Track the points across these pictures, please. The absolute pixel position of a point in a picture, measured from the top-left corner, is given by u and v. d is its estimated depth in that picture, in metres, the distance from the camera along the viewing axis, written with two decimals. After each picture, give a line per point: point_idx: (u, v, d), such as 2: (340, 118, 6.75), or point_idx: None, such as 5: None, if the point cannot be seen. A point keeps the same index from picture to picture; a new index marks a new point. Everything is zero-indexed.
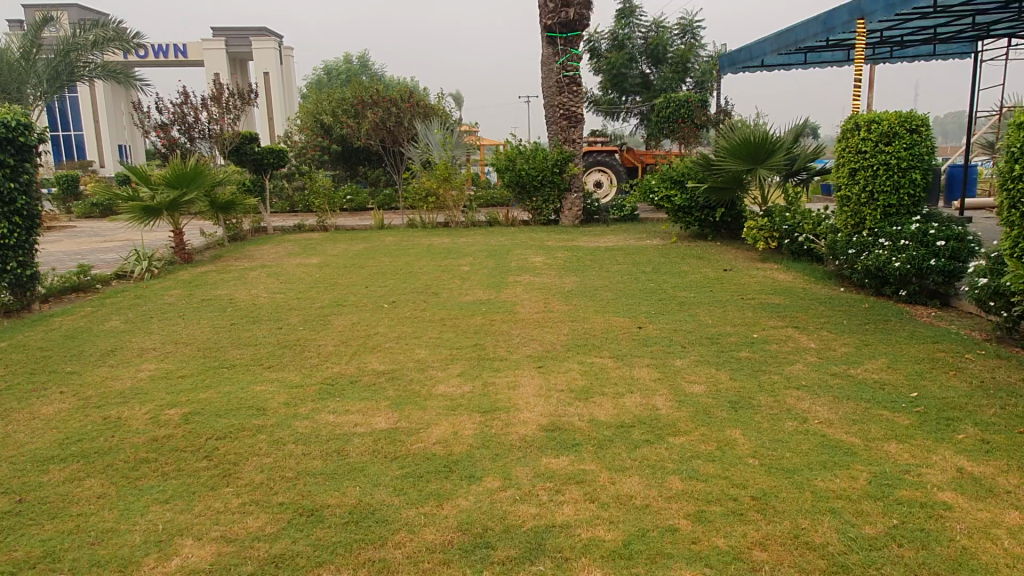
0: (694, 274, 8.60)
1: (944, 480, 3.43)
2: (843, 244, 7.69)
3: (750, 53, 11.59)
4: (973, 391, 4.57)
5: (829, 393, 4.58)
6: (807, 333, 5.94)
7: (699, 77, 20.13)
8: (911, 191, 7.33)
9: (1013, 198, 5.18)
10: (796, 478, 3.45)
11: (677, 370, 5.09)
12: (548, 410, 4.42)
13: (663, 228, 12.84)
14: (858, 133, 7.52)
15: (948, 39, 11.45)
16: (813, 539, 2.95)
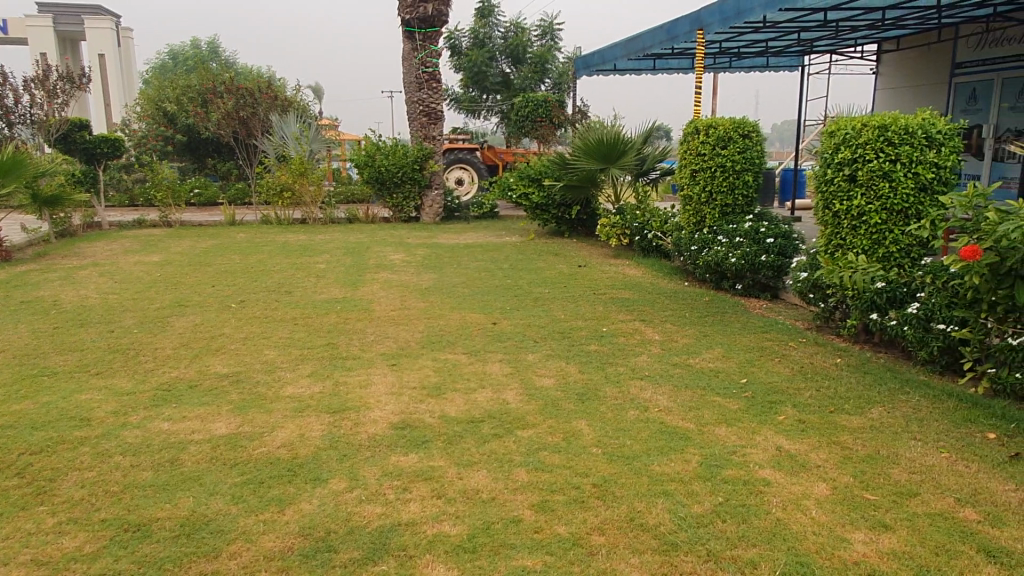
0: (549, 270, 8.83)
1: (764, 458, 3.72)
2: (686, 241, 8.14)
3: (602, 57, 12.03)
4: (794, 375, 4.99)
5: (669, 382, 4.85)
6: (652, 326, 6.26)
7: (556, 78, 20.71)
8: (745, 192, 7.91)
9: (826, 199, 5.69)
10: (634, 464, 3.62)
11: (529, 364, 5.20)
12: (399, 407, 4.38)
13: (522, 224, 13.13)
14: (697, 137, 8.02)
15: (778, 53, 12.44)
16: (646, 521, 3.11)
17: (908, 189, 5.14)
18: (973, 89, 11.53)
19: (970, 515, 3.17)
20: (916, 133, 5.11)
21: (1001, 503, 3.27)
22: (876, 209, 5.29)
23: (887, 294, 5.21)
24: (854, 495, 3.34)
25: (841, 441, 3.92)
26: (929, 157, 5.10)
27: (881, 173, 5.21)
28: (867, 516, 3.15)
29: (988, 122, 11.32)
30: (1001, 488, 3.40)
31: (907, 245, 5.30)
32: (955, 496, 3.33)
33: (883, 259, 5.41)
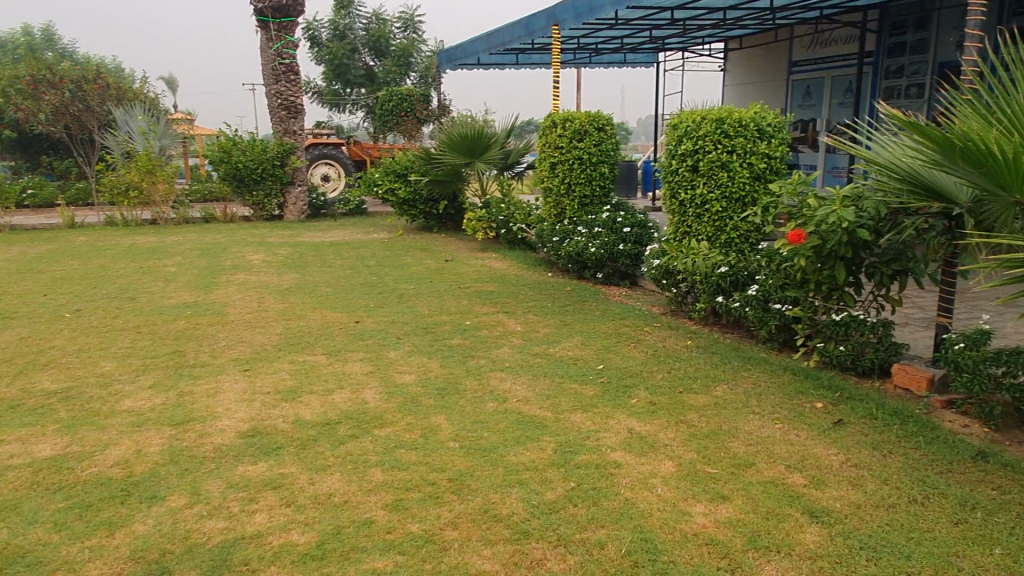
0: (416, 266, 8.73)
1: (617, 441, 3.84)
2: (548, 233, 8.28)
3: (464, 51, 12.04)
4: (647, 359, 5.20)
5: (529, 372, 4.92)
6: (515, 317, 6.34)
7: (421, 72, 20.59)
8: (602, 183, 8.18)
9: (673, 188, 5.95)
10: (490, 456, 3.64)
11: (390, 362, 5.11)
12: (249, 414, 4.18)
13: (389, 220, 12.94)
14: (554, 130, 8.17)
15: (633, 49, 12.92)
16: (500, 511, 3.12)
17: (744, 178, 5.49)
18: (808, 86, 12.46)
19: (798, 480, 3.42)
20: (749, 126, 5.46)
21: (824, 466, 3.55)
22: (717, 197, 5.60)
23: (731, 277, 5.53)
24: (697, 470, 3.51)
25: (688, 420, 4.12)
26: (761, 148, 5.46)
27: (720, 164, 5.52)
28: (707, 489, 3.32)
29: (821, 116, 12.25)
30: (826, 453, 3.69)
31: (746, 231, 5.65)
32: (786, 463, 3.58)
33: (725, 244, 5.74)
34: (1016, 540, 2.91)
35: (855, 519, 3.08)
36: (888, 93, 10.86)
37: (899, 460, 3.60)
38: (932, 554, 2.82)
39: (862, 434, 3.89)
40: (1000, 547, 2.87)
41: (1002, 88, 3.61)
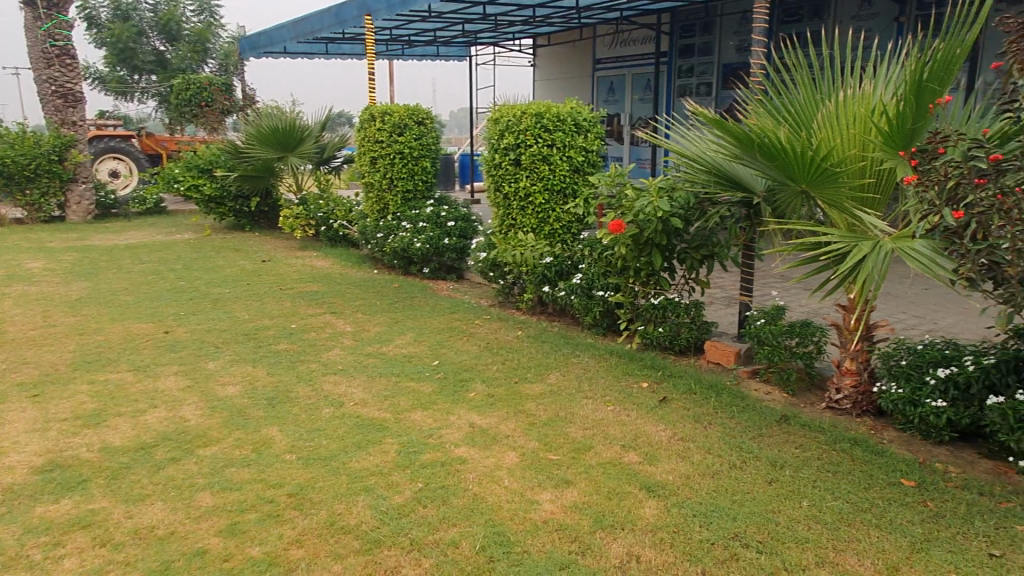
0: (229, 268, 8.15)
1: (459, 437, 3.83)
2: (372, 229, 8.07)
3: (269, 39, 11.42)
4: (481, 352, 5.24)
5: (363, 373, 4.77)
6: (343, 318, 6.11)
7: (221, 60, 19.29)
8: (424, 178, 8.12)
9: (497, 182, 6.01)
10: (331, 464, 3.48)
11: (209, 374, 4.72)
12: (44, 446, 3.67)
13: (194, 219, 11.99)
14: (373, 124, 7.98)
15: (446, 42, 12.95)
16: (347, 522, 3.00)
17: (564, 171, 5.70)
18: (611, 83, 13.22)
19: (633, 458, 3.62)
20: (566, 120, 5.67)
21: (655, 442, 3.78)
22: (540, 190, 5.77)
23: (555, 267, 5.74)
24: (539, 458, 3.60)
25: (526, 409, 4.20)
26: (579, 142, 5.70)
27: (541, 158, 5.69)
28: (551, 476, 3.41)
29: (624, 111, 13.05)
30: (655, 430, 3.93)
31: (568, 222, 5.87)
32: (620, 443, 3.77)
33: (549, 236, 5.93)
34: (819, 491, 3.28)
35: (686, 489, 3.32)
36: (682, 91, 11.77)
37: (718, 430, 3.93)
38: (754, 513, 3.11)
39: (684, 409, 4.20)
40: (806, 499, 3.22)
41: (785, 89, 4.00)
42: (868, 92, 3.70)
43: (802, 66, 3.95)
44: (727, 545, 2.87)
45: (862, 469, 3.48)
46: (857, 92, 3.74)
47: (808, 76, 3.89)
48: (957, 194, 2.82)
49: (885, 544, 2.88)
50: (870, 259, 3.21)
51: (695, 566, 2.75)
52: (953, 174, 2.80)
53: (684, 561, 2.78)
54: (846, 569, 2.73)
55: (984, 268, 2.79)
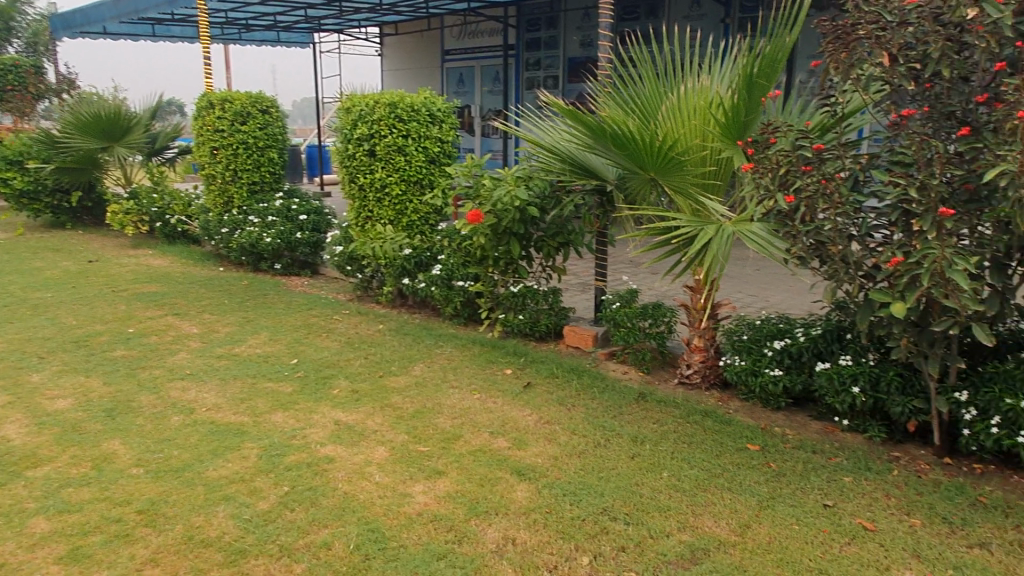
0: (49, 270, 7.37)
1: (325, 436, 3.70)
2: (215, 224, 7.59)
3: (86, 17, 10.40)
4: (342, 347, 5.09)
5: (215, 376, 4.49)
6: (188, 319, 5.71)
7: (27, 39, 17.34)
8: (271, 169, 7.75)
9: (351, 173, 5.83)
10: (185, 475, 3.25)
11: (34, 387, 4.25)
12: None
13: (3, 217, 10.72)
14: (212, 112, 7.50)
15: (287, 28, 12.40)
16: (208, 535, 2.81)
17: (420, 162, 5.65)
18: (460, 74, 13.25)
19: (502, 444, 3.67)
20: (421, 111, 5.62)
21: (522, 427, 3.86)
22: (396, 181, 5.67)
23: (414, 259, 5.69)
24: (409, 451, 3.55)
25: (392, 403, 4.13)
26: (434, 132, 5.67)
27: (396, 148, 5.60)
28: (423, 468, 3.38)
29: (475, 103, 13.14)
30: (521, 415, 4.01)
31: (426, 214, 5.83)
32: (489, 430, 3.81)
33: (407, 227, 5.86)
34: (676, 461, 3.49)
35: (555, 470, 3.41)
36: (530, 84, 12.02)
37: (581, 411, 4.07)
38: (620, 487, 3.25)
39: (548, 393, 4.31)
40: (666, 470, 3.41)
41: (632, 82, 4.18)
42: (706, 86, 3.95)
43: (646, 61, 4.14)
44: (597, 520, 2.98)
45: (713, 438, 3.74)
46: (697, 86, 3.97)
47: (652, 71, 4.09)
48: (788, 180, 3.07)
49: (736, 505, 3.12)
50: (715, 241, 3.42)
51: (569, 543, 2.83)
52: (784, 161, 3.05)
53: (558, 539, 2.86)
54: (705, 531, 2.92)
55: (812, 247, 3.05)
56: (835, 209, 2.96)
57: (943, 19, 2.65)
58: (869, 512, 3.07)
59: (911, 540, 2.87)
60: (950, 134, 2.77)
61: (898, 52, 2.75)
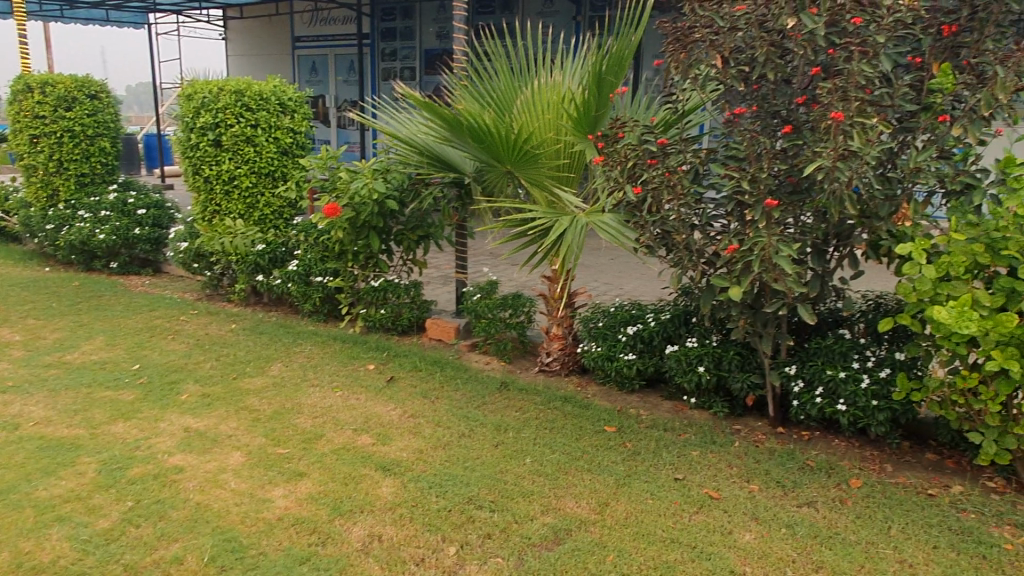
0: None
1: (173, 444, 3.49)
2: (38, 220, 6.91)
3: None
4: (190, 349, 4.80)
5: (43, 388, 4.09)
6: (8, 325, 5.16)
7: None
8: (103, 160, 7.14)
9: (195, 165, 5.49)
10: (10, 498, 2.95)
11: None
12: None
13: None
14: (31, 96, 6.80)
15: (117, 6, 11.45)
16: (40, 561, 2.58)
17: (271, 153, 5.41)
18: (313, 62, 12.82)
19: (366, 440, 3.61)
20: (270, 100, 5.38)
21: (386, 422, 3.82)
22: (245, 173, 5.40)
23: (268, 255, 5.45)
24: (267, 454, 3.42)
25: (248, 406, 3.95)
26: (285, 122, 5.44)
27: (244, 139, 5.32)
28: (282, 471, 3.27)
29: (329, 93, 12.77)
30: (384, 410, 3.96)
31: (279, 207, 5.60)
32: (351, 427, 3.74)
33: (259, 221, 5.60)
34: (539, 447, 3.59)
35: (420, 463, 3.40)
36: (386, 74, 11.84)
37: (445, 403, 4.09)
38: (484, 476, 3.29)
39: (412, 387, 4.29)
40: (528, 456, 3.50)
41: (487, 76, 4.23)
42: (558, 82, 4.06)
43: (501, 55, 4.20)
44: (463, 510, 3.01)
45: (572, 422, 3.88)
46: (549, 81, 4.08)
47: (507, 65, 4.15)
48: (635, 172, 3.21)
49: (595, 485, 3.26)
50: (570, 232, 3.54)
51: (435, 534, 2.84)
52: (631, 155, 3.18)
53: (424, 532, 2.86)
54: (567, 512, 3.03)
55: (659, 236, 3.23)
56: (678, 200, 3.13)
57: (767, 26, 2.87)
58: (715, 482, 3.30)
59: (750, 504, 3.12)
60: (774, 131, 3.02)
61: (729, 55, 2.95)
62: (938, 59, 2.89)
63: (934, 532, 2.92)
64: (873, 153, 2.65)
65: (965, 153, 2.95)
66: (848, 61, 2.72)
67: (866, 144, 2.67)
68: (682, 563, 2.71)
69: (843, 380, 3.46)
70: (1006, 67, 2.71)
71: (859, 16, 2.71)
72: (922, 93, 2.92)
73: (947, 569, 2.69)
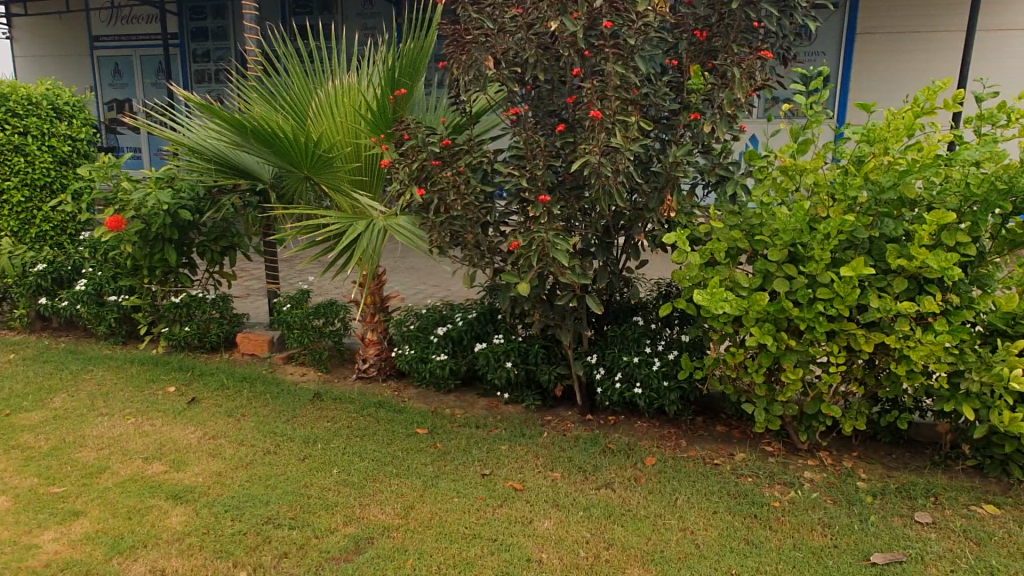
0: None
1: None
2: None
3: None
4: None
5: None
6: None
7: None
8: None
9: None
10: None
11: None
12: None
13: None
14: None
15: None
16: None
17: (46, 162, 4.97)
18: (116, 63, 11.86)
19: (157, 468, 3.37)
20: (40, 104, 4.92)
21: (183, 446, 3.59)
22: (16, 186, 4.90)
23: (51, 275, 4.94)
24: (38, 496, 3.10)
25: (20, 444, 3.56)
26: (61, 129, 5.00)
27: (11, 148, 4.82)
28: (56, 511, 2.98)
29: (136, 96, 11.93)
30: (183, 433, 3.72)
31: (61, 221, 5.15)
32: (142, 456, 3.48)
33: (37, 240, 5.09)
34: (346, 457, 3.51)
35: (217, 487, 3.22)
36: (199, 77, 11.20)
37: (251, 420, 3.90)
38: (286, 493, 3.17)
39: (215, 407, 4.06)
40: (335, 467, 3.41)
41: (279, 78, 4.10)
42: (353, 84, 4.01)
43: (293, 56, 4.09)
44: (260, 531, 2.89)
45: (385, 427, 3.83)
46: (343, 83, 4.01)
47: (299, 66, 4.05)
48: (423, 174, 3.24)
49: (403, 489, 3.23)
50: (365, 237, 3.51)
51: (226, 561, 2.70)
52: (417, 157, 3.21)
53: (213, 560, 2.71)
54: (369, 521, 2.98)
55: (449, 237, 3.30)
56: (464, 200, 3.21)
57: (535, 28, 3.02)
58: (520, 474, 3.38)
59: (551, 491, 3.23)
60: (550, 129, 3.19)
61: (502, 56, 3.07)
62: (693, 61, 3.18)
63: (714, 499, 3.15)
64: (631, 149, 2.89)
65: (722, 146, 3.22)
66: (605, 62, 2.91)
67: (626, 140, 2.91)
68: (480, 557, 2.75)
69: (637, 365, 3.66)
70: (742, 68, 3.00)
71: (612, 20, 2.90)
72: (682, 93, 3.19)
73: (722, 532, 2.91)
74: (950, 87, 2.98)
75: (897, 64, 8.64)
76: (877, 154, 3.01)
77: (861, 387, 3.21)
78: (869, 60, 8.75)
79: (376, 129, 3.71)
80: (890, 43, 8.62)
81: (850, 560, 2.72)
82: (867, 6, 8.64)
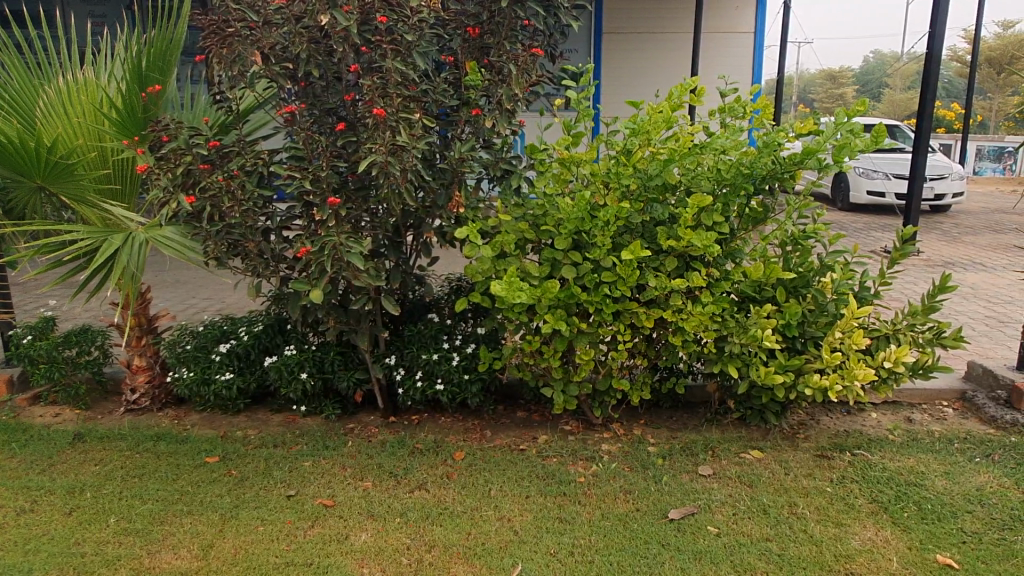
0: None
1: None
2: None
3: None
4: None
5: None
6: None
7: None
8: None
9: None
10: None
11: None
12: None
13: None
14: None
15: None
16: None
17: None
18: None
19: None
20: None
21: None
22: None
23: None
24: None
25: None
26: None
27: None
28: None
29: None
30: None
31: None
32: None
33: None
34: (124, 503, 3.10)
35: None
36: None
37: None
38: (52, 556, 2.72)
39: None
40: (113, 515, 3.00)
41: None
42: (90, 81, 3.52)
43: (9, 48, 3.49)
44: None
45: (167, 462, 3.44)
46: (78, 79, 3.51)
47: (18, 59, 3.46)
48: (190, 179, 2.97)
49: (197, 528, 2.93)
50: (123, 252, 3.10)
51: None
52: (180, 161, 2.94)
53: None
54: (162, 570, 2.66)
55: (228, 247, 3.04)
56: (241, 206, 2.97)
57: (304, 22, 2.86)
58: (328, 489, 3.23)
59: (364, 502, 3.11)
60: (329, 129, 3.05)
61: (270, 51, 2.88)
62: (468, 57, 3.20)
63: (526, 484, 3.24)
64: (417, 146, 2.86)
65: (503, 141, 3.29)
66: (383, 58, 2.84)
67: (411, 138, 2.86)
68: None
69: (437, 361, 3.64)
70: (517, 65, 3.10)
71: (386, 15, 2.82)
72: (460, 89, 3.20)
73: (537, 514, 3.01)
74: (696, 83, 3.29)
75: (639, 61, 9.51)
76: (642, 145, 3.27)
77: (644, 359, 3.49)
78: (615, 57, 9.51)
79: (124, 131, 3.27)
80: (631, 41, 9.46)
81: (651, 520, 2.95)
82: (611, 7, 9.37)
